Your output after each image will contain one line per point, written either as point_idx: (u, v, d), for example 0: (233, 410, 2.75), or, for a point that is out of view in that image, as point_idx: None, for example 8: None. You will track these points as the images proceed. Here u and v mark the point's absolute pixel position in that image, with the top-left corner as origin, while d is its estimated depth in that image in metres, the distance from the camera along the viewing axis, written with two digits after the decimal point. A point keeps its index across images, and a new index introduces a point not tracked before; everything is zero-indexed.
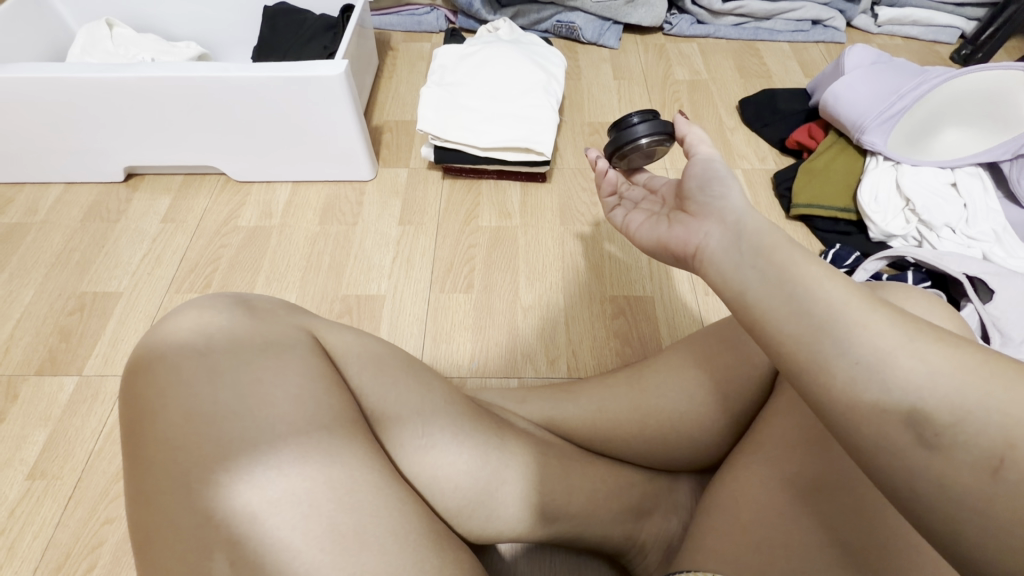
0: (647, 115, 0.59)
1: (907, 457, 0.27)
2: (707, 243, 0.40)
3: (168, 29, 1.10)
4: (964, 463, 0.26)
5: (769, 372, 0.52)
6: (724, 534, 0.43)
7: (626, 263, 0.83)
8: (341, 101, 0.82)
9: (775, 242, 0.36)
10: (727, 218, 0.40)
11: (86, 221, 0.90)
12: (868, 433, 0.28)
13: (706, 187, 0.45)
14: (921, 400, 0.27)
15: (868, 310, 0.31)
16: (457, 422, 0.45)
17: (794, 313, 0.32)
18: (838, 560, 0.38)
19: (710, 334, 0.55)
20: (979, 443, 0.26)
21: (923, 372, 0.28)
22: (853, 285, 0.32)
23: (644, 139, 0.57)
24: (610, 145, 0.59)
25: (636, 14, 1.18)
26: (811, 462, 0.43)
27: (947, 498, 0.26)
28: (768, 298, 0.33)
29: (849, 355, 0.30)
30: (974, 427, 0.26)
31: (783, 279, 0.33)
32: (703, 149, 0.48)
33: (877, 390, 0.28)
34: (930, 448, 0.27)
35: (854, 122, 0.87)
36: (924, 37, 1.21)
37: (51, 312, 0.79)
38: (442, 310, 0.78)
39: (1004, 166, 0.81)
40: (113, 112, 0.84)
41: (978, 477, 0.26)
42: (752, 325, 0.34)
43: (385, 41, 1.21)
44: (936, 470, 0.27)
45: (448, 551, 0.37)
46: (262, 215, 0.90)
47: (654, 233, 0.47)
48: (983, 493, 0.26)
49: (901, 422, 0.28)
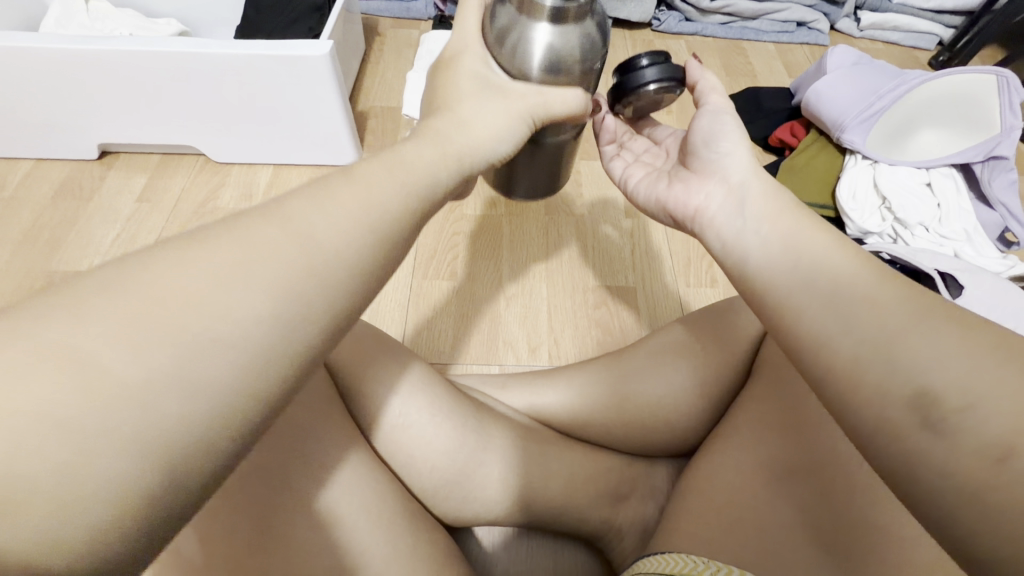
0: (657, 57, 0.48)
1: (910, 440, 0.25)
2: (708, 206, 0.42)
3: (148, 6, 1.07)
4: (968, 451, 0.24)
5: (756, 339, 0.54)
6: (697, 515, 0.44)
7: (609, 252, 0.83)
8: (323, 80, 0.81)
9: (775, 209, 0.37)
10: (730, 178, 0.41)
11: (57, 198, 0.88)
12: (864, 411, 0.27)
13: (712, 142, 0.44)
14: (929, 381, 0.25)
15: (878, 284, 0.30)
16: (436, 398, 0.45)
17: (801, 284, 0.32)
18: (809, 540, 0.39)
19: (696, 318, 0.57)
20: (987, 431, 0.23)
21: (930, 350, 0.26)
22: (862, 262, 0.32)
23: (652, 87, 0.47)
24: (613, 90, 0.50)
25: (624, 9, 1.18)
26: (784, 446, 0.44)
27: (949, 486, 0.24)
28: (771, 264, 0.35)
29: (856, 333, 0.28)
30: (985, 414, 0.24)
31: (790, 250, 0.34)
32: (715, 97, 0.46)
33: (882, 371, 0.27)
34: (936, 433, 0.25)
35: (834, 121, 0.89)
36: (904, 43, 1.24)
37: (18, 290, 0.76)
38: (423, 297, 0.77)
39: (976, 168, 0.84)
40: (83, 85, 0.81)
41: (981, 465, 0.23)
42: (755, 292, 0.35)
43: (372, 27, 1.20)
44: (939, 456, 0.24)
45: (421, 529, 0.40)
46: (241, 198, 0.89)
47: (653, 192, 0.49)
48: (989, 483, 0.23)
49: (905, 404, 0.26)
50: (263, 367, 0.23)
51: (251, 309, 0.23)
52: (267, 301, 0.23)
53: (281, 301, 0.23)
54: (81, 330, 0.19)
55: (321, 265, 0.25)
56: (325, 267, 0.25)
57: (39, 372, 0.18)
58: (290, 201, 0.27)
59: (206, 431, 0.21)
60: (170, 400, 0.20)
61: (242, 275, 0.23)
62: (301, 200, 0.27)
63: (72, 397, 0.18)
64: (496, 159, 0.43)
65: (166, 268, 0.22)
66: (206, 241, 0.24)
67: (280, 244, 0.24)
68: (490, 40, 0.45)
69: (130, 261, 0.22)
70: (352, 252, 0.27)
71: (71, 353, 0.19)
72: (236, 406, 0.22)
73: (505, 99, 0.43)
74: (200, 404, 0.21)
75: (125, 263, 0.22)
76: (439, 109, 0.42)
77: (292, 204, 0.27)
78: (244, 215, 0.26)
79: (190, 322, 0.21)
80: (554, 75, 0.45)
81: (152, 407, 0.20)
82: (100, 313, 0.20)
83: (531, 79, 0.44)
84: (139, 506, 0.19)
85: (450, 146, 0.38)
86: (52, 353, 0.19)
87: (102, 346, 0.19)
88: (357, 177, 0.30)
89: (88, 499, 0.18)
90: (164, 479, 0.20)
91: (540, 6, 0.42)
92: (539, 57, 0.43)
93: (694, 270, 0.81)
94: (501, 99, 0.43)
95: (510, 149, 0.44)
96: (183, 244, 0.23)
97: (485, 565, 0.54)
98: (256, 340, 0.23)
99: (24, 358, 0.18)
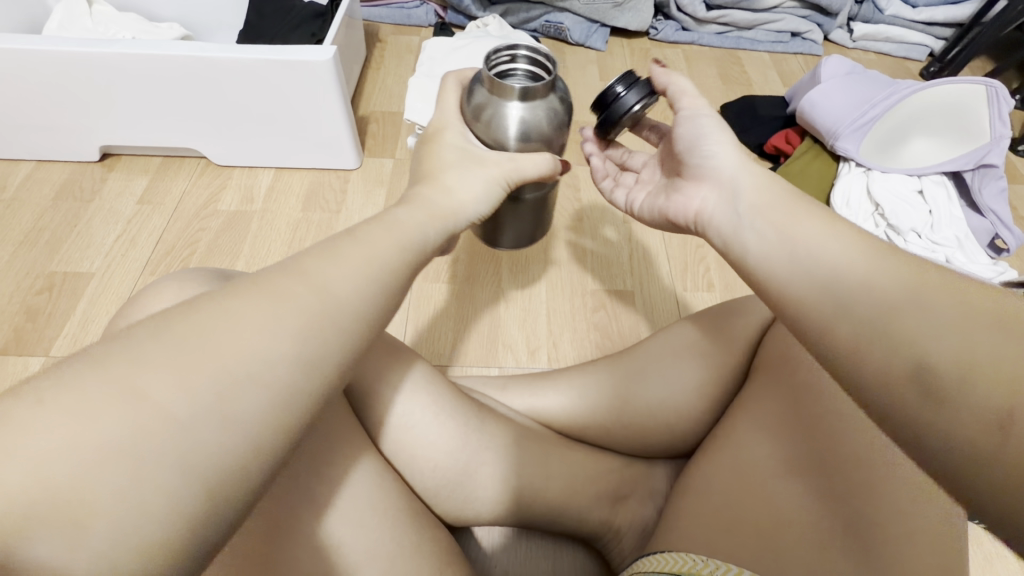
0: (629, 77, 0.51)
1: (913, 410, 0.26)
2: (705, 207, 0.43)
3: (152, 9, 1.08)
4: (969, 418, 0.24)
5: (758, 333, 0.55)
6: (695, 517, 0.44)
7: (607, 256, 0.84)
8: (328, 87, 0.82)
9: (771, 200, 0.38)
10: (722, 176, 0.42)
11: (58, 200, 0.88)
12: (870, 384, 0.28)
13: (695, 148, 0.45)
14: (928, 356, 0.26)
15: (875, 261, 0.31)
16: (440, 397, 0.46)
17: (802, 274, 0.33)
18: (805, 539, 0.39)
19: (705, 317, 0.58)
20: (987, 399, 0.24)
21: (926, 324, 0.27)
22: (864, 238, 0.33)
23: (637, 107, 0.50)
24: (601, 125, 0.52)
25: (623, 18, 1.20)
26: (779, 447, 0.45)
27: (958, 452, 0.25)
28: (768, 255, 0.36)
29: (852, 313, 0.30)
30: (983, 383, 0.24)
31: (784, 237, 0.35)
32: (687, 101, 0.46)
33: (881, 348, 0.28)
34: (937, 403, 0.26)
35: (829, 129, 0.90)
36: (896, 54, 1.27)
37: (18, 291, 0.76)
38: (424, 302, 0.78)
39: (967, 176, 0.86)
40: (86, 90, 0.82)
41: (986, 431, 0.24)
42: (756, 277, 0.36)
43: (373, 33, 1.21)
44: (944, 424, 0.25)
45: (425, 528, 0.40)
46: (242, 201, 0.89)
47: (655, 206, 0.49)
48: (995, 448, 0.24)
49: (907, 376, 0.27)
50: (290, 401, 0.25)
51: (276, 349, 0.25)
52: (285, 328, 0.26)
53: (301, 340, 0.26)
54: (139, 371, 0.22)
55: (332, 307, 0.28)
56: (335, 309, 0.28)
57: (109, 411, 0.21)
58: (310, 261, 0.30)
59: (241, 456, 0.23)
60: (212, 430, 0.23)
61: (269, 323, 0.25)
62: (316, 258, 0.30)
63: (134, 427, 0.21)
64: (478, 218, 0.44)
65: (208, 318, 0.25)
66: (237, 294, 0.26)
67: (292, 292, 0.27)
68: (467, 115, 0.49)
69: (173, 312, 0.25)
70: (352, 280, 0.30)
71: (129, 386, 0.21)
72: (264, 419, 0.24)
73: (482, 168, 0.45)
74: (237, 429, 0.23)
75: (170, 314, 0.25)
76: (424, 177, 0.44)
77: (307, 261, 0.29)
78: (265, 274, 0.28)
79: (229, 359, 0.24)
80: (526, 141, 0.50)
81: (198, 441, 0.22)
82: (155, 357, 0.22)
83: (509, 150, 0.49)
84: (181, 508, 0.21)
85: (436, 208, 0.40)
86: (117, 389, 0.21)
87: (159, 385, 0.22)
88: (361, 239, 0.33)
89: (146, 519, 0.21)
90: (208, 499, 0.22)
91: (511, 87, 0.47)
92: (513, 128, 0.48)
93: (691, 274, 0.83)
94: (478, 168, 0.45)
95: (491, 207, 0.45)
96: (218, 298, 0.26)
97: (484, 566, 0.55)
98: (279, 360, 0.25)
99: (95, 393, 0.21)
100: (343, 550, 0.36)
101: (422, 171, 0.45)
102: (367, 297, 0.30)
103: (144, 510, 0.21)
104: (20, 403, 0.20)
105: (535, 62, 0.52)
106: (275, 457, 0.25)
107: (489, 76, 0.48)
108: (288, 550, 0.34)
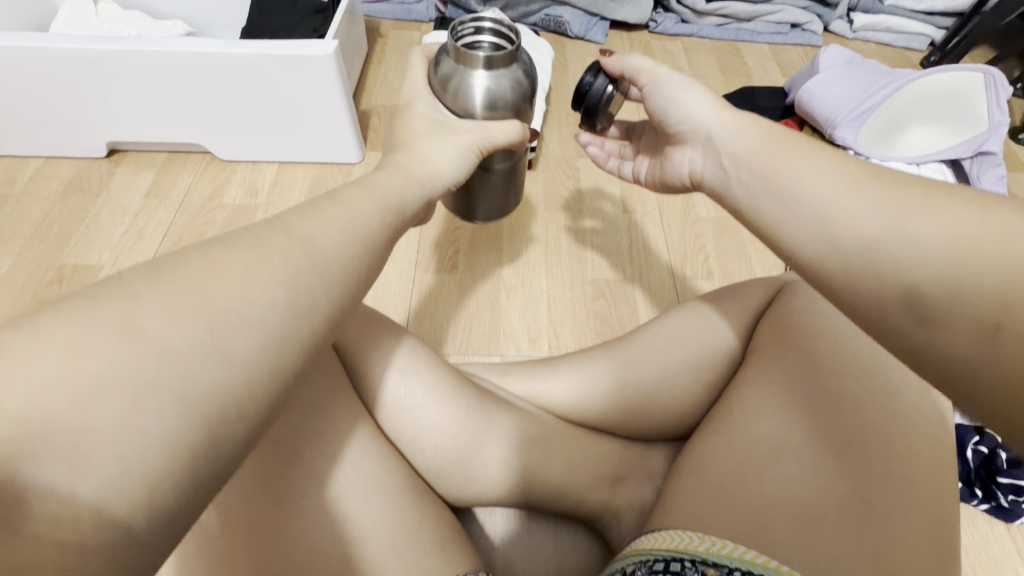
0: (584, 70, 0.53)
1: (906, 332, 0.28)
2: (694, 168, 0.44)
3: (155, 7, 1.09)
4: (960, 329, 0.26)
5: (757, 315, 0.56)
6: (692, 492, 0.45)
7: (607, 246, 0.85)
8: (330, 80, 0.83)
9: (748, 149, 0.39)
10: (701, 137, 0.43)
11: (66, 194, 0.89)
12: (868, 314, 0.30)
13: (668, 116, 0.45)
14: (917, 281, 0.28)
15: (856, 194, 0.31)
16: (440, 378, 0.47)
17: (797, 217, 0.34)
18: (799, 512, 0.40)
19: (707, 300, 0.59)
20: (972, 314, 0.26)
21: (911, 254, 0.28)
22: (849, 166, 0.33)
23: (611, 86, 0.51)
24: (588, 119, 0.53)
25: (622, 10, 1.21)
26: (774, 425, 0.46)
27: (956, 364, 0.26)
28: (759, 204, 0.37)
29: (840, 249, 0.31)
30: (968, 298, 0.26)
31: (769, 183, 0.36)
32: (645, 77, 0.47)
33: (873, 279, 0.29)
34: (926, 324, 0.27)
35: (827, 118, 0.91)
36: (897, 44, 1.26)
37: (29, 283, 0.78)
38: (426, 292, 0.79)
39: (965, 163, 0.86)
40: (91, 86, 0.83)
41: (978, 341, 0.25)
42: (758, 224, 0.37)
43: (374, 28, 1.22)
44: (938, 341, 0.27)
45: (426, 503, 0.41)
46: (247, 194, 0.90)
47: (654, 174, 0.50)
48: (990, 356, 0.25)
49: (901, 304, 0.28)
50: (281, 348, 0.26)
51: (267, 296, 0.26)
52: (281, 292, 0.27)
53: (292, 291, 0.27)
54: (136, 309, 0.23)
55: (324, 281, 0.29)
56: (326, 268, 0.29)
57: (106, 348, 0.21)
58: (311, 226, 0.30)
59: (239, 395, 0.24)
60: (209, 370, 0.23)
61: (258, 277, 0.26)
62: (298, 215, 0.31)
63: (130, 365, 0.22)
64: (454, 184, 0.46)
65: (199, 269, 0.25)
66: (225, 246, 0.27)
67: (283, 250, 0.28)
68: (434, 86, 0.50)
69: (162, 261, 0.25)
70: (344, 253, 0.31)
71: (126, 324, 0.22)
72: (261, 378, 0.25)
73: (454, 135, 0.46)
74: (234, 370, 0.24)
75: (161, 263, 0.25)
76: (398, 145, 0.44)
77: (294, 219, 0.30)
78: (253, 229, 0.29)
79: (222, 303, 0.25)
80: (493, 110, 0.51)
81: (194, 376, 0.23)
82: (148, 298, 0.23)
83: (476, 117, 0.50)
84: (187, 457, 0.22)
85: (412, 173, 0.41)
86: (114, 327, 0.22)
87: (154, 323, 0.23)
88: (343, 202, 0.34)
89: (148, 451, 0.21)
90: (207, 433, 0.23)
91: (475, 57, 0.48)
92: (480, 97, 0.49)
93: (691, 263, 0.83)
94: (449, 134, 0.46)
95: (466, 169, 0.46)
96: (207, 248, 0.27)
97: (485, 547, 0.55)
98: (275, 322, 0.26)
99: (93, 327, 0.22)
100: (345, 522, 0.37)
101: (396, 140, 0.45)
102: (353, 269, 0.31)
103: (147, 443, 0.21)
104: (17, 335, 0.21)
105: (499, 33, 0.53)
106: (269, 402, 0.26)
107: (455, 47, 0.49)
108: (293, 522, 0.36)
